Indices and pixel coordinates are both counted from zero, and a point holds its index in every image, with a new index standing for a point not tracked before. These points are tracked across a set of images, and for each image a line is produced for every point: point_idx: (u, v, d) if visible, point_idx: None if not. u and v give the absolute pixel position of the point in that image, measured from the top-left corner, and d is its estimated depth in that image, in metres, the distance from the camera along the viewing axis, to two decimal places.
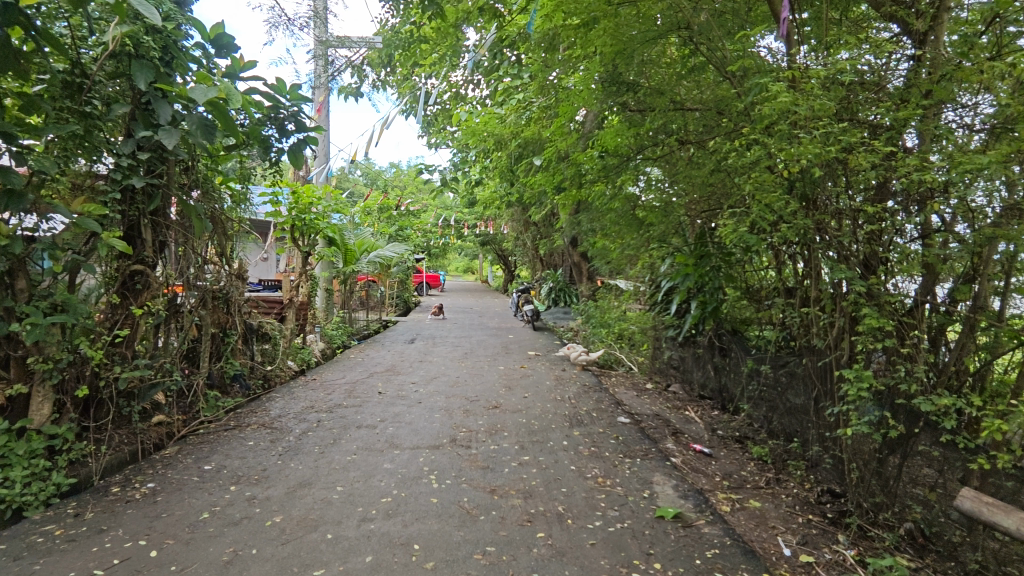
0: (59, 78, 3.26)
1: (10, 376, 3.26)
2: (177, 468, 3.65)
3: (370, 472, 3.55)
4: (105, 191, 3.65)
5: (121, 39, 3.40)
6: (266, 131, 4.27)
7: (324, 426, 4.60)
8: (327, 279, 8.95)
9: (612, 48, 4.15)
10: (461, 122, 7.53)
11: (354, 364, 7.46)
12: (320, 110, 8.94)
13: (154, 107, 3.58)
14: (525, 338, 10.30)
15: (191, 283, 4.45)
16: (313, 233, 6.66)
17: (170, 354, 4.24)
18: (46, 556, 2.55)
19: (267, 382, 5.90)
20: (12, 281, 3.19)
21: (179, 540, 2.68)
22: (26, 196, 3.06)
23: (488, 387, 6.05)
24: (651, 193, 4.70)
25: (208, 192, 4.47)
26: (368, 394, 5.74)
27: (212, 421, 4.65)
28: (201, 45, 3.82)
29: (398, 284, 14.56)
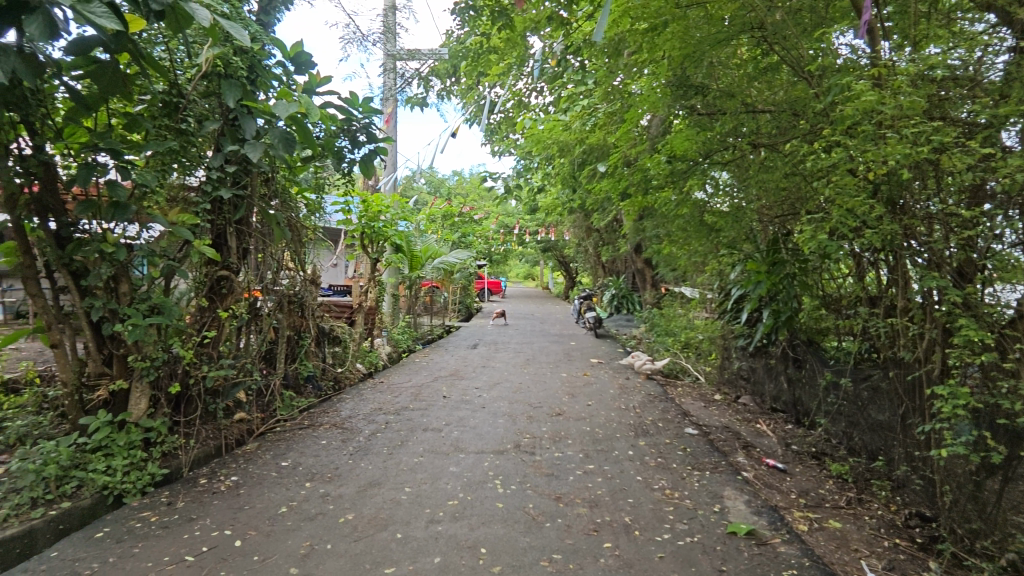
0: (159, 98, 3.55)
1: (113, 372, 3.56)
2: (257, 464, 3.86)
3: (437, 475, 3.62)
4: (196, 203, 3.91)
5: (212, 61, 3.67)
6: (340, 143, 4.46)
7: (393, 427, 4.74)
8: (394, 284, 9.21)
9: (680, 51, 4.12)
10: (526, 130, 7.60)
11: (420, 368, 7.64)
12: (389, 121, 9.25)
13: (241, 123, 3.84)
14: (587, 345, 10.23)
15: (269, 288, 4.69)
16: (381, 240, 6.89)
17: (250, 354, 4.51)
18: (144, 540, 2.75)
19: (337, 383, 6.14)
20: (116, 285, 3.49)
21: (260, 532, 2.83)
22: (129, 206, 3.34)
23: (551, 394, 6.05)
24: (720, 197, 4.61)
25: (286, 202, 4.67)
26: (433, 398, 5.87)
27: (288, 420, 4.88)
28: (282, 63, 4.04)
29: (460, 290, 14.79)
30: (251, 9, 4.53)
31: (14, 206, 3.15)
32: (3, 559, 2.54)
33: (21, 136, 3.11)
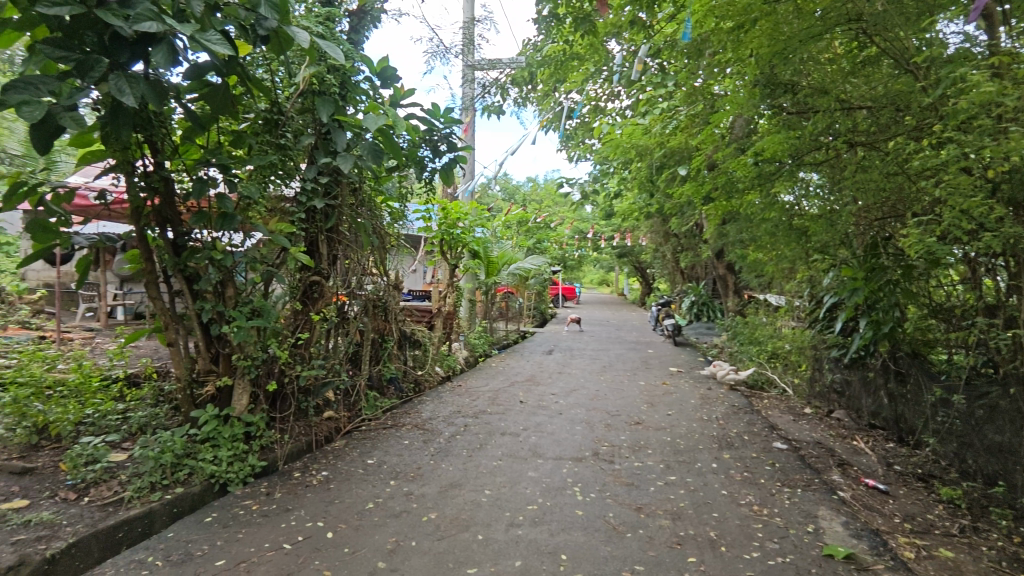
0: (262, 116, 3.84)
1: (219, 370, 3.85)
2: (345, 460, 4.04)
3: (516, 479, 3.65)
4: (292, 213, 4.17)
5: (310, 80, 3.93)
6: (422, 153, 4.62)
7: (472, 430, 4.83)
8: (471, 289, 9.38)
9: (769, 49, 3.78)
10: (603, 135, 7.52)
11: (496, 373, 7.72)
12: (467, 130, 9.46)
13: (333, 136, 4.06)
14: (665, 353, 9.95)
15: (356, 293, 4.89)
16: (459, 247, 7.04)
17: (338, 356, 4.73)
18: (246, 527, 2.96)
19: (418, 385, 6.32)
20: (223, 289, 3.79)
21: (349, 525, 2.97)
22: (235, 217, 3.62)
23: (629, 402, 5.93)
24: (812, 201, 4.45)
25: (372, 210, 4.85)
26: (510, 402, 5.92)
27: (372, 420, 5.08)
28: (369, 78, 4.23)
29: (535, 296, 14.84)
30: (343, 29, 4.79)
31: (139, 218, 3.50)
32: (129, 537, 2.81)
33: (145, 155, 3.42)
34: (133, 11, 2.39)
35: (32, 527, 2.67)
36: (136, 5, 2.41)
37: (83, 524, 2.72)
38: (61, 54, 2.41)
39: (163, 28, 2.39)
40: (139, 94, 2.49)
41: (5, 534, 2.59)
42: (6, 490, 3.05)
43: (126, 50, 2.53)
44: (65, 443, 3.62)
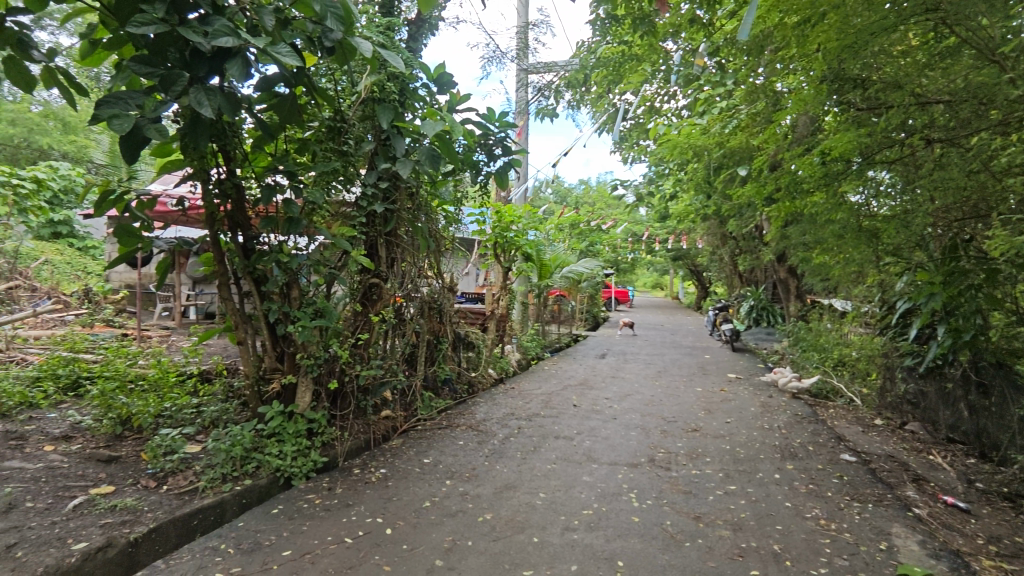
0: (326, 124, 3.98)
1: (284, 368, 4.00)
2: (402, 459, 4.14)
3: (571, 483, 3.64)
4: (354, 217, 4.30)
5: (371, 87, 4.05)
6: (477, 156, 4.68)
7: (526, 433, 4.84)
8: (523, 292, 9.41)
9: (838, 43, 3.56)
10: (659, 136, 7.40)
11: (549, 376, 7.71)
12: (521, 134, 9.52)
13: (392, 142, 4.17)
14: (722, 359, 9.68)
15: (412, 295, 5.00)
16: (512, 250, 7.08)
17: (395, 356, 4.84)
18: (310, 520, 3.07)
19: (471, 387, 6.39)
20: (288, 291, 3.94)
21: (407, 523, 3.03)
22: (301, 221, 3.76)
23: (686, 409, 5.80)
24: (881, 201, 4.35)
25: (429, 214, 4.91)
26: (564, 406, 5.91)
27: (428, 420, 5.17)
28: (426, 85, 4.33)
29: (587, 300, 14.75)
30: (403, 39, 4.91)
31: (213, 223, 3.72)
32: (202, 524, 2.96)
33: (218, 163, 3.62)
34: (212, 28, 2.54)
35: (117, 511, 2.87)
36: (214, 22, 2.56)
37: (162, 511, 2.90)
38: (148, 70, 2.58)
39: (238, 42, 2.52)
40: (215, 106, 2.62)
41: (95, 517, 2.79)
42: (95, 476, 3.29)
43: (204, 64, 2.66)
44: (145, 433, 3.87)
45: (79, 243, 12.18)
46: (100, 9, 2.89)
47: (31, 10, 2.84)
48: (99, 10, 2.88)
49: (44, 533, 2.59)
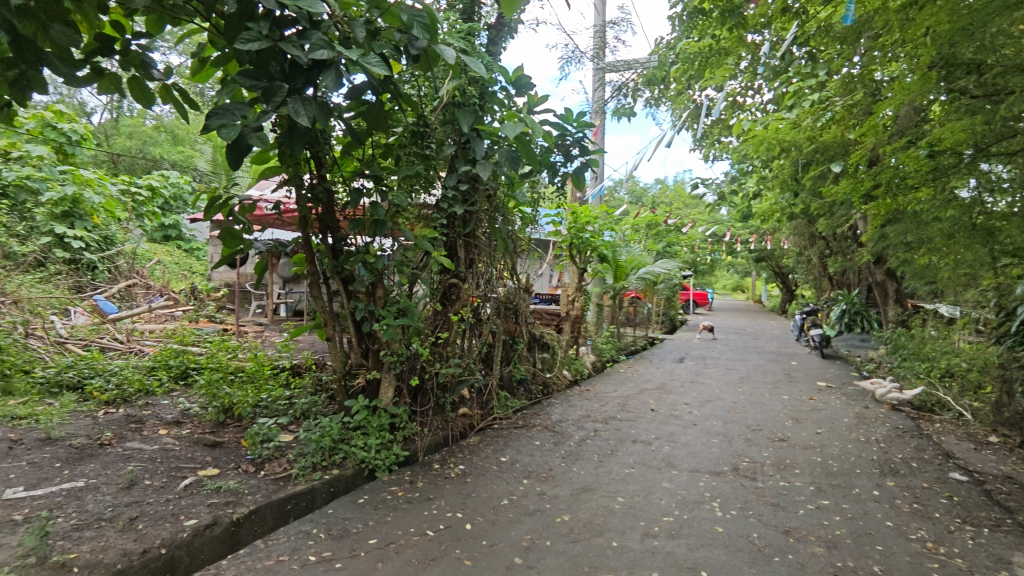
0: (410, 129, 4.11)
1: (369, 364, 4.17)
2: (480, 456, 4.20)
3: (650, 488, 3.56)
4: (435, 219, 4.43)
5: (452, 92, 4.13)
6: (554, 157, 4.66)
7: (602, 436, 4.79)
8: (598, 294, 9.30)
9: (951, 25, 3.28)
10: (742, 132, 7.10)
11: (625, 379, 7.58)
12: (597, 134, 9.44)
13: (472, 145, 4.23)
14: (811, 366, 9.15)
15: (489, 296, 5.06)
16: (588, 251, 7.01)
17: (472, 355, 4.92)
18: (393, 511, 3.18)
19: (546, 388, 6.40)
20: (374, 290, 4.11)
21: (487, 519, 3.08)
22: (387, 223, 3.88)
23: (772, 417, 5.52)
24: (1002, 198, 3.97)
25: (506, 216, 4.95)
26: (640, 410, 5.78)
27: (504, 419, 5.21)
28: (504, 87, 4.37)
29: (664, 303, 14.38)
30: (482, 43, 4.94)
31: (306, 226, 3.93)
32: (295, 509, 3.14)
33: (310, 168, 3.83)
34: (308, 42, 2.70)
35: (221, 493, 3.10)
36: (311, 36, 2.70)
37: (260, 494, 3.10)
38: (252, 83, 2.77)
39: (333, 55, 2.67)
40: (311, 114, 2.77)
41: (202, 496, 3.03)
42: (201, 459, 3.57)
43: (301, 76, 2.86)
44: (244, 422, 4.16)
45: (185, 244, 13.26)
46: (210, 29, 3.15)
47: (150, 31, 3.12)
48: (209, 30, 3.13)
49: (161, 509, 2.85)
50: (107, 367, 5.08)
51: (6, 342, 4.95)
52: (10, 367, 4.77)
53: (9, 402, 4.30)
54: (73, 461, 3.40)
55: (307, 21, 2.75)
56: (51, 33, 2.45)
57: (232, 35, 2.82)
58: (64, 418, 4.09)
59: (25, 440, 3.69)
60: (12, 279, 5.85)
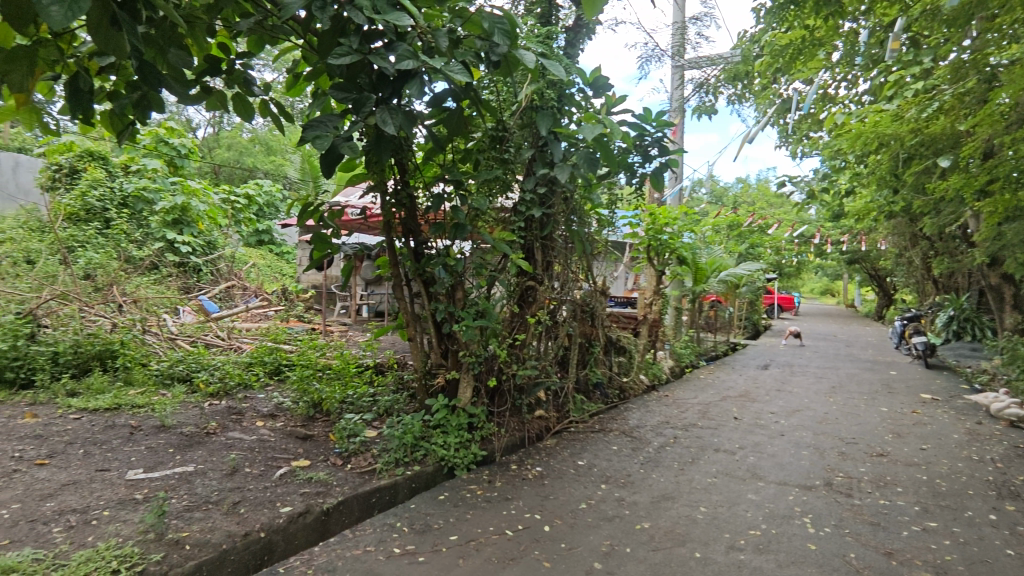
0: (489, 134, 4.19)
1: (448, 364, 4.27)
2: (557, 459, 4.20)
3: (734, 499, 3.43)
4: (513, 221, 4.49)
5: (531, 96, 4.16)
6: (632, 158, 4.58)
7: (682, 443, 4.65)
8: (677, 297, 9.04)
9: None
10: (833, 126, 6.70)
11: (705, 385, 7.32)
12: (676, 133, 9.18)
13: (550, 148, 4.23)
14: (912, 376, 8.46)
15: (565, 298, 5.04)
16: (667, 253, 6.83)
17: (548, 358, 4.93)
18: (473, 509, 3.25)
19: (623, 392, 6.30)
20: (453, 292, 4.21)
21: (565, 522, 3.08)
22: (466, 226, 3.91)
23: (869, 431, 5.15)
24: None
25: (582, 218, 4.92)
26: (723, 418, 5.57)
27: (580, 422, 5.17)
28: (582, 89, 4.34)
29: (747, 306, 13.77)
30: (560, 46, 4.94)
31: (390, 230, 4.09)
32: (379, 502, 3.28)
33: (394, 174, 3.98)
34: (395, 53, 2.80)
35: (313, 483, 3.28)
36: (397, 47, 2.81)
37: (348, 486, 3.25)
38: (344, 95, 2.93)
39: (418, 64, 2.76)
40: (397, 123, 2.87)
41: (296, 485, 3.22)
42: (294, 450, 3.80)
43: (388, 87, 2.97)
44: (332, 417, 4.38)
45: (277, 248, 14.08)
46: (304, 46, 3.35)
47: (251, 51, 3.36)
48: (304, 47, 3.33)
49: (261, 495, 3.05)
50: (211, 362, 5.50)
51: (127, 337, 5.47)
52: (130, 360, 5.27)
53: (129, 392, 4.76)
54: (183, 447, 3.71)
55: (395, 34, 2.85)
56: (168, 55, 2.65)
57: (325, 50, 2.98)
58: (176, 408, 4.48)
59: (144, 426, 4.07)
60: (130, 282, 6.44)
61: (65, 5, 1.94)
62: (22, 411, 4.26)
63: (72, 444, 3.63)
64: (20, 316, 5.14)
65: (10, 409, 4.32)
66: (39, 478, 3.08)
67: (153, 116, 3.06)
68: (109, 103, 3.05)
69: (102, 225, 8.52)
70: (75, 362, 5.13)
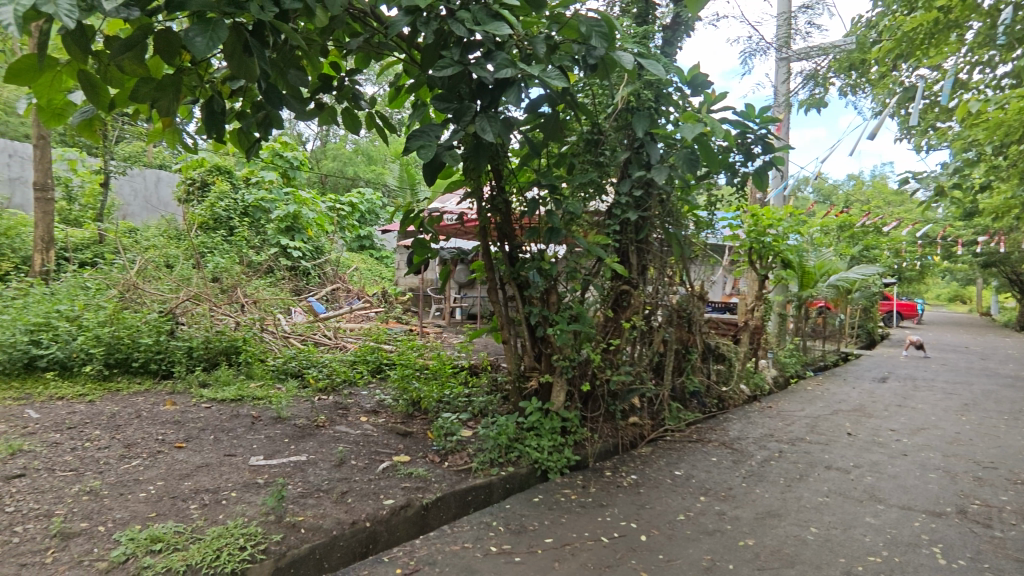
0: (583, 137, 4.19)
1: (542, 367, 4.30)
2: (653, 467, 4.10)
3: (850, 522, 3.18)
4: (608, 224, 4.45)
5: (627, 98, 4.10)
6: (733, 157, 4.38)
7: (789, 458, 4.37)
8: (781, 302, 8.53)
9: None
10: (967, 116, 6.02)
11: (813, 398, 6.84)
12: (780, 128, 8.69)
13: (647, 150, 4.13)
14: None
15: (660, 303, 4.91)
16: (771, 256, 6.47)
17: (642, 363, 4.82)
18: (567, 513, 3.24)
19: (722, 403, 6.04)
20: (547, 296, 4.23)
21: (662, 533, 2.99)
22: (560, 230, 3.91)
23: (1012, 455, 4.59)
24: None
25: (680, 221, 4.76)
26: (834, 433, 5.17)
27: (676, 431, 5.01)
28: (679, 88, 4.22)
29: (860, 313, 12.72)
30: (657, 45, 4.84)
31: (486, 235, 4.19)
32: (475, 501, 3.36)
33: (490, 180, 4.06)
34: (494, 62, 2.87)
35: (412, 478, 3.41)
36: (496, 57, 2.88)
37: (445, 483, 3.36)
38: (445, 105, 3.05)
39: (517, 73, 2.82)
40: (496, 130, 2.95)
41: (397, 479, 3.36)
42: (396, 445, 3.98)
43: (487, 95, 3.04)
44: (430, 415, 4.55)
45: (377, 253, 14.78)
46: (407, 61, 3.52)
47: (359, 67, 3.58)
48: (407, 61, 3.50)
49: (366, 487, 3.22)
50: (320, 359, 5.90)
51: (248, 335, 6.02)
52: (251, 356, 5.79)
53: (250, 385, 5.22)
54: (297, 437, 4.00)
55: (493, 43, 2.94)
56: (288, 76, 2.89)
57: (428, 63, 3.11)
58: (290, 402, 4.85)
59: (263, 417, 4.43)
60: (251, 284, 7.03)
61: (208, 36, 2.20)
62: (164, 399, 4.79)
63: (204, 430, 4.03)
64: (162, 314, 5.78)
65: (155, 397, 4.87)
66: (179, 459, 3.45)
67: (274, 131, 3.36)
68: (238, 122, 3.37)
69: (227, 233, 9.39)
70: (205, 356, 5.69)
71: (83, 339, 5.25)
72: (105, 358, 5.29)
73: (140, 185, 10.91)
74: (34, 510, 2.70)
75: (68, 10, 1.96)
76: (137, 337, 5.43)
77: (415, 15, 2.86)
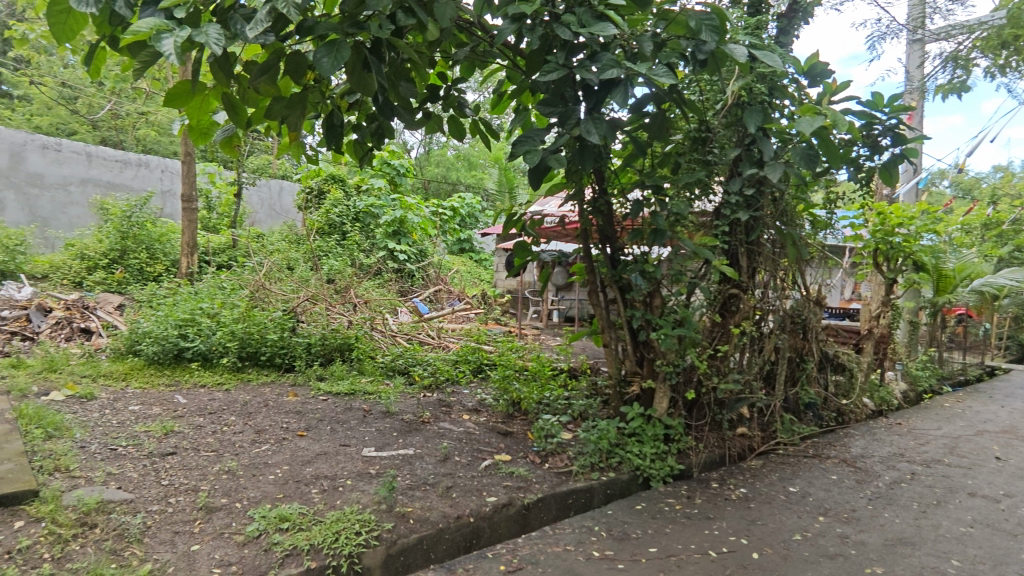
0: (690, 135, 4.04)
1: (644, 372, 4.21)
2: (764, 482, 3.87)
3: (1002, 558, 2.81)
4: (717, 226, 4.27)
5: (738, 93, 3.90)
6: (856, 150, 4.06)
7: (923, 481, 3.96)
8: (911, 309, 7.74)
9: None
10: None
11: (952, 416, 6.13)
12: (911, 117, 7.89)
13: (760, 146, 3.91)
14: None
15: (772, 308, 4.64)
16: (901, 258, 5.88)
17: (752, 372, 4.57)
18: (671, 523, 3.14)
19: (841, 416, 5.58)
20: (651, 299, 4.13)
21: (777, 552, 2.82)
22: (665, 232, 3.82)
23: None
24: None
25: (795, 220, 4.47)
26: (979, 457, 4.61)
27: (790, 445, 4.70)
28: (795, 79, 3.96)
29: (1010, 322, 11.21)
30: (771, 36, 4.59)
31: (587, 237, 4.18)
32: (576, 504, 3.35)
33: (592, 182, 4.06)
34: (599, 63, 2.85)
35: (513, 477, 3.46)
36: (601, 58, 2.85)
37: (546, 484, 3.38)
38: (549, 109, 3.07)
39: (622, 72, 2.78)
40: (601, 132, 2.93)
41: (499, 478, 3.43)
42: (497, 444, 4.06)
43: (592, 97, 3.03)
44: (530, 416, 4.60)
45: (477, 255, 15.15)
46: (511, 67, 3.58)
47: (465, 76, 3.69)
48: (511, 67, 3.57)
49: (470, 483, 3.32)
50: (424, 358, 6.14)
51: (360, 333, 6.41)
52: (363, 353, 6.17)
53: (362, 380, 5.57)
54: (405, 432, 4.20)
55: (598, 44, 2.92)
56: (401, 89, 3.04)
57: (533, 68, 3.14)
58: (398, 398, 5.10)
59: (374, 411, 4.69)
60: (362, 286, 7.46)
61: (333, 56, 2.38)
62: (288, 390, 5.22)
63: (322, 421, 4.34)
64: (285, 313, 6.27)
65: (280, 388, 5.31)
66: (301, 446, 3.74)
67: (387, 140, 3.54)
68: (354, 133, 3.58)
69: (341, 237, 10.05)
70: (322, 352, 6.12)
71: (221, 334, 5.85)
72: (239, 351, 5.85)
73: (266, 194, 11.96)
74: (184, 484, 3.04)
75: (216, 38, 2.20)
76: (265, 333, 5.96)
77: (521, 22, 2.91)
